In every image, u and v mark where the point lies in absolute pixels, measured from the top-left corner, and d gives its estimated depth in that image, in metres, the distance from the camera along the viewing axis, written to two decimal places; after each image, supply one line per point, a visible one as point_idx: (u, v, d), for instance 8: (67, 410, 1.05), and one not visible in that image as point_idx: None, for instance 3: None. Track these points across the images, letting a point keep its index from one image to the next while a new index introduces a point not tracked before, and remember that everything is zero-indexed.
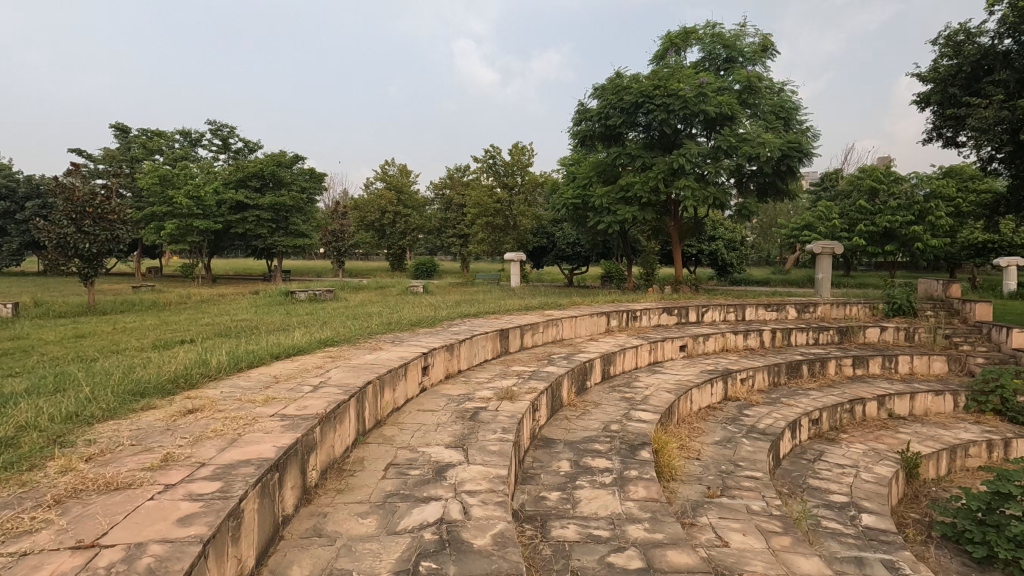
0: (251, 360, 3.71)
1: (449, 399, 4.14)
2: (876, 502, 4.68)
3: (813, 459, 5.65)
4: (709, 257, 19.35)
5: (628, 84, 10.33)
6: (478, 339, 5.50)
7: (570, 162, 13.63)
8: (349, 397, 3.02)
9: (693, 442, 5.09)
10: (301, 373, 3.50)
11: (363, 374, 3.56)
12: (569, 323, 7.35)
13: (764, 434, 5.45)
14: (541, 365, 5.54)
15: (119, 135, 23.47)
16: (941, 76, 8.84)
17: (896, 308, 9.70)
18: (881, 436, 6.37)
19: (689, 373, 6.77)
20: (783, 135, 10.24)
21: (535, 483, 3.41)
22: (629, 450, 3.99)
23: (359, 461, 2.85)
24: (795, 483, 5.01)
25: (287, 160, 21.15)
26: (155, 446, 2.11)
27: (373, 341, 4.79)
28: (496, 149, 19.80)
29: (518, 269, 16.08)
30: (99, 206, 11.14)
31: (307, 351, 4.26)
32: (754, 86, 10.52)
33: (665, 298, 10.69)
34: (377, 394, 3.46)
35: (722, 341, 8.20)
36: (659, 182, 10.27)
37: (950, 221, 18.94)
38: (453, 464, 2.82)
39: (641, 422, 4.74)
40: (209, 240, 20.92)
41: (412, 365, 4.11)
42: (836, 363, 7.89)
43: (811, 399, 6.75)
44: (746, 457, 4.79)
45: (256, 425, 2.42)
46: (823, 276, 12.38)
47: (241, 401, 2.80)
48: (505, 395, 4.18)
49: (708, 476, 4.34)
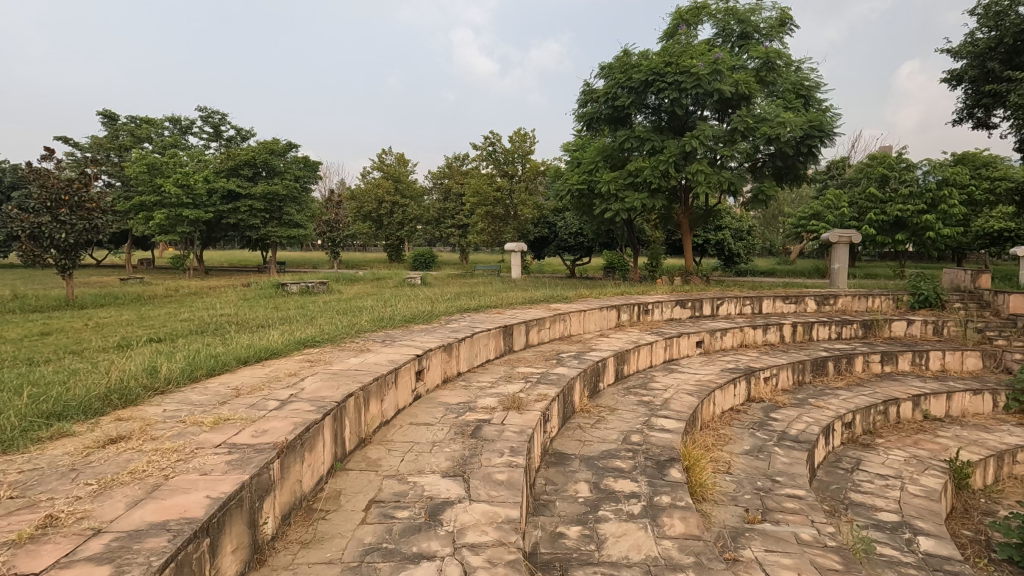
0: (213, 365, 3.15)
1: (446, 409, 3.58)
2: (932, 522, 4.12)
3: (850, 468, 5.11)
4: (716, 247, 18.77)
5: (637, 62, 9.69)
6: (480, 337, 4.93)
7: (572, 148, 13.00)
8: (323, 416, 2.45)
9: (721, 452, 4.54)
10: (270, 384, 2.91)
11: (342, 383, 2.99)
12: (578, 317, 6.80)
13: (798, 442, 4.89)
14: (551, 366, 4.97)
15: (106, 122, 22.64)
16: (979, 49, 8.33)
17: (922, 300, 9.12)
18: (920, 441, 5.83)
19: (709, 372, 6.21)
20: (804, 115, 9.55)
21: (548, 514, 2.85)
22: (656, 469, 3.43)
23: (334, 498, 2.29)
24: (836, 498, 4.47)
25: (280, 148, 20.59)
26: (41, 502, 1.55)
27: (360, 341, 4.20)
28: (496, 136, 19.13)
29: (519, 260, 15.36)
30: (76, 194, 10.49)
31: (284, 354, 3.68)
32: (772, 63, 9.87)
33: (677, 290, 10.12)
34: (360, 407, 2.90)
35: (741, 336, 7.63)
36: (670, 166, 9.63)
37: (962, 209, 18.29)
38: (451, 501, 2.26)
39: (664, 431, 4.18)
40: (200, 231, 20.29)
41: (404, 370, 3.54)
42: (863, 359, 7.35)
43: (841, 401, 6.21)
44: (782, 471, 4.25)
45: (193, 461, 1.86)
46: (839, 267, 11.77)
47: (184, 425, 2.23)
48: (512, 404, 3.61)
49: (744, 495, 3.79)
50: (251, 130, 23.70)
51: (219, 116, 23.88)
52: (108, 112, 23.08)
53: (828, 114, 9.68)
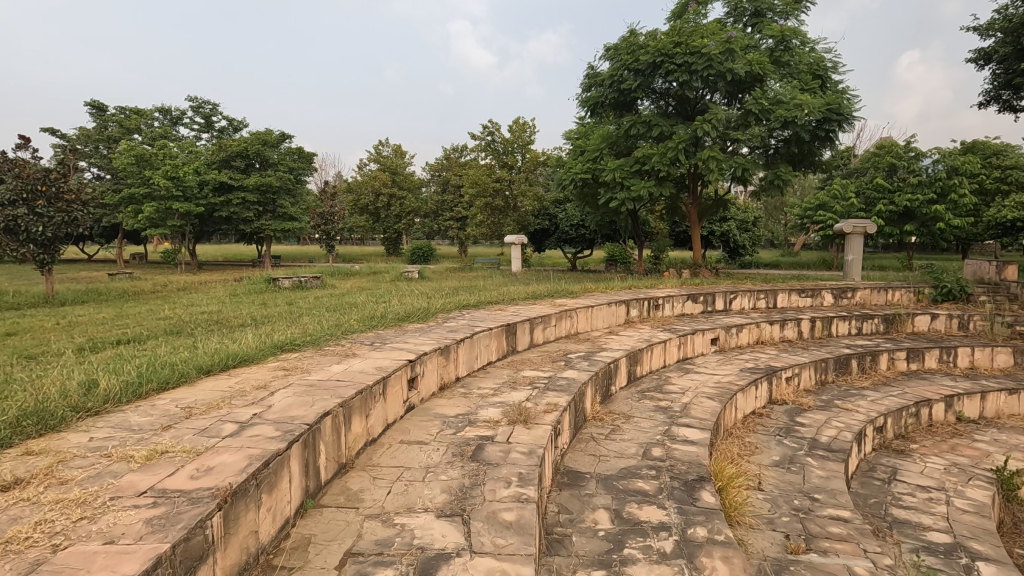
0: (169, 377, 2.69)
1: (442, 423, 3.11)
2: (989, 543, 3.66)
3: (887, 479, 4.66)
4: (721, 238, 18.31)
5: (644, 43, 9.08)
6: (480, 337, 4.45)
7: (574, 136, 12.39)
8: (288, 446, 1.98)
9: (749, 464, 4.09)
10: (230, 401, 2.43)
11: (319, 398, 2.52)
12: (585, 314, 6.34)
13: (832, 452, 4.43)
14: (559, 368, 4.51)
15: (96, 113, 22.02)
16: (1014, 26, 7.96)
17: (945, 293, 8.72)
18: (958, 446, 5.38)
19: (727, 372, 5.74)
20: (821, 96, 9.02)
21: (564, 554, 2.39)
22: (685, 492, 2.96)
23: (300, 552, 1.82)
24: (878, 515, 4.01)
25: (273, 139, 20.07)
26: None
27: (347, 345, 3.72)
28: (496, 125, 18.65)
29: (519, 254, 14.89)
30: (54, 183, 9.95)
31: (255, 360, 3.19)
32: (788, 42, 9.36)
33: (687, 284, 9.62)
34: (339, 428, 2.43)
35: (757, 332, 7.18)
36: (679, 153, 9.10)
37: (972, 198, 17.77)
38: (446, 556, 1.79)
39: (689, 442, 3.72)
40: (192, 225, 19.69)
41: (393, 379, 3.07)
42: (888, 357, 6.89)
43: (870, 403, 5.75)
44: (820, 487, 3.79)
45: (96, 524, 1.39)
46: (853, 259, 11.33)
47: (108, 461, 1.76)
48: (518, 417, 3.14)
49: (782, 517, 3.33)
50: (243, 120, 23.03)
51: (211, 106, 23.22)
52: (96, 103, 22.40)
53: (846, 95, 9.16)
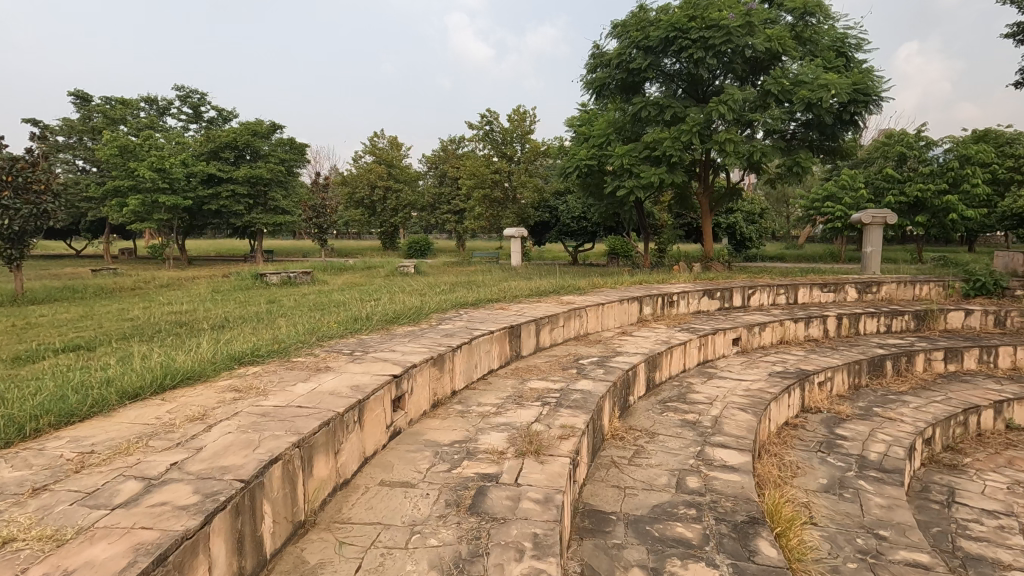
0: (76, 406, 2.08)
1: (435, 456, 2.50)
2: None
3: (946, 501, 4.08)
4: (727, 230, 17.73)
5: (656, 18, 8.46)
6: (480, 343, 3.85)
7: (576, 123, 11.76)
8: (204, 520, 1.35)
9: (795, 489, 3.50)
10: (147, 442, 1.82)
11: (268, 435, 1.90)
12: (595, 312, 5.74)
13: (887, 473, 3.83)
14: (572, 378, 3.89)
15: (81, 104, 21.29)
16: None
17: (978, 288, 8.11)
18: (1015, 460, 4.80)
19: (755, 377, 5.15)
20: (847, 75, 8.39)
21: None
22: (738, 543, 2.37)
23: None
24: (945, 549, 3.44)
25: (264, 129, 19.13)
26: None
27: (321, 355, 3.11)
28: (494, 114, 17.97)
29: (519, 246, 14.11)
30: (21, 173, 9.24)
31: (204, 378, 2.59)
32: (808, 18, 8.83)
33: (701, 279, 9.01)
34: (291, 477, 1.80)
35: (780, 331, 6.60)
36: (693, 137, 8.49)
37: (987, 188, 17.18)
38: None
39: (730, 468, 3.12)
40: (180, 218, 18.95)
41: (372, 404, 2.45)
42: (924, 358, 6.32)
43: (914, 410, 5.16)
44: (884, 521, 3.20)
45: None
46: (872, 250, 10.70)
47: None
48: (528, 447, 2.53)
49: (848, 565, 2.74)
50: (234, 110, 22.31)
51: (199, 95, 22.43)
52: (82, 92, 21.68)
53: (872, 75, 8.52)
